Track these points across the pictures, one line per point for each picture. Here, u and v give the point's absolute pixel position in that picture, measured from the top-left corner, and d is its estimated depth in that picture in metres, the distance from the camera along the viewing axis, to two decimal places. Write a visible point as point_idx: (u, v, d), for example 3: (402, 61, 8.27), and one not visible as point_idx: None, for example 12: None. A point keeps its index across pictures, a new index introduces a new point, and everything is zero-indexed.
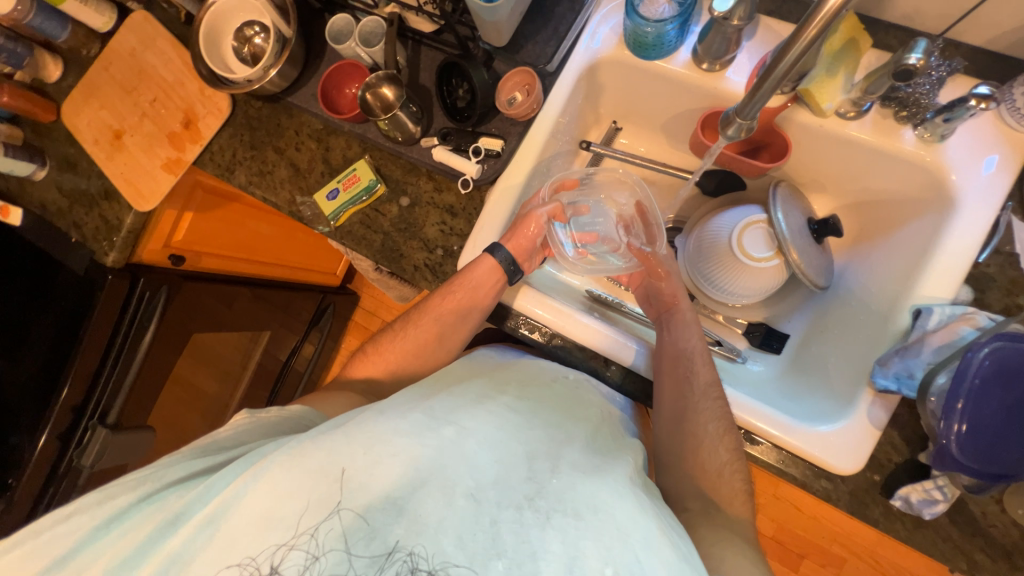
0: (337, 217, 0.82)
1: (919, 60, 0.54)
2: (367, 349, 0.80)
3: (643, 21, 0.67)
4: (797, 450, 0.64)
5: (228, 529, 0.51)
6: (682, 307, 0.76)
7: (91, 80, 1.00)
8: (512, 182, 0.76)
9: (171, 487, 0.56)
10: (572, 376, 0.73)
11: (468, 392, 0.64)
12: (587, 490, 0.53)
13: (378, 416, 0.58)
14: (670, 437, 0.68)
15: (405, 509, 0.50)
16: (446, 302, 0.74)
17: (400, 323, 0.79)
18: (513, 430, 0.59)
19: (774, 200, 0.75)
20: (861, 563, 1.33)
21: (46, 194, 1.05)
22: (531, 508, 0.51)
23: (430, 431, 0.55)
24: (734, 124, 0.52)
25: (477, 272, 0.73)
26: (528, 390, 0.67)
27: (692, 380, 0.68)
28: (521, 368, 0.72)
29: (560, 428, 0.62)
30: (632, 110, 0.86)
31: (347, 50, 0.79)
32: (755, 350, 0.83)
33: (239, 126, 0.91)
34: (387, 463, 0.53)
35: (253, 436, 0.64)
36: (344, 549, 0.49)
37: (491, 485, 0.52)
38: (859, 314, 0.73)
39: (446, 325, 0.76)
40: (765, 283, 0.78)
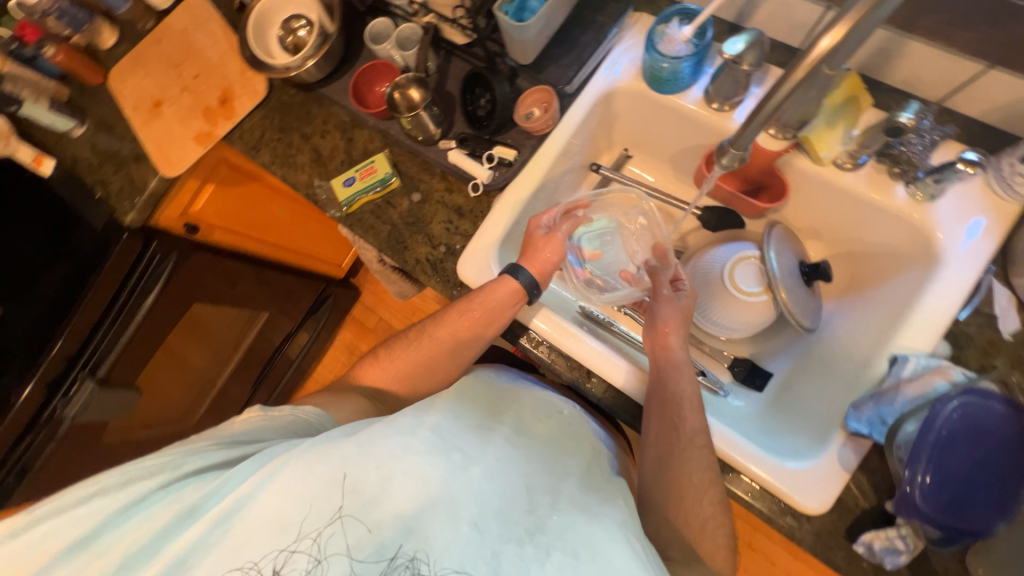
0: (351, 203, 0.86)
1: (909, 119, 0.60)
2: (375, 353, 0.82)
3: (660, 57, 0.72)
4: (789, 500, 0.63)
5: (244, 529, 0.53)
6: (671, 351, 0.73)
7: (142, 52, 1.06)
8: (522, 189, 0.79)
9: (188, 478, 0.57)
10: (566, 412, 0.72)
11: (470, 419, 0.65)
12: (586, 532, 0.55)
13: (386, 428, 0.60)
14: (656, 461, 0.67)
15: (415, 529, 0.53)
16: (458, 318, 0.76)
17: (412, 332, 0.80)
18: (513, 464, 0.60)
19: (767, 240, 0.77)
20: None
21: (79, 150, 1.10)
22: (531, 543, 0.54)
23: (441, 454, 0.58)
24: (727, 154, 0.55)
25: (499, 292, 0.73)
26: (527, 421, 0.68)
27: (680, 423, 0.67)
28: (519, 400, 0.71)
29: (557, 462, 0.63)
30: (643, 140, 0.91)
31: (383, 51, 0.84)
32: (737, 385, 0.84)
33: (272, 110, 0.96)
34: (400, 480, 0.55)
35: (266, 435, 0.65)
36: (348, 554, 0.52)
37: (494, 516, 0.55)
38: (840, 360, 0.74)
39: (463, 341, 0.77)
40: (753, 318, 0.80)
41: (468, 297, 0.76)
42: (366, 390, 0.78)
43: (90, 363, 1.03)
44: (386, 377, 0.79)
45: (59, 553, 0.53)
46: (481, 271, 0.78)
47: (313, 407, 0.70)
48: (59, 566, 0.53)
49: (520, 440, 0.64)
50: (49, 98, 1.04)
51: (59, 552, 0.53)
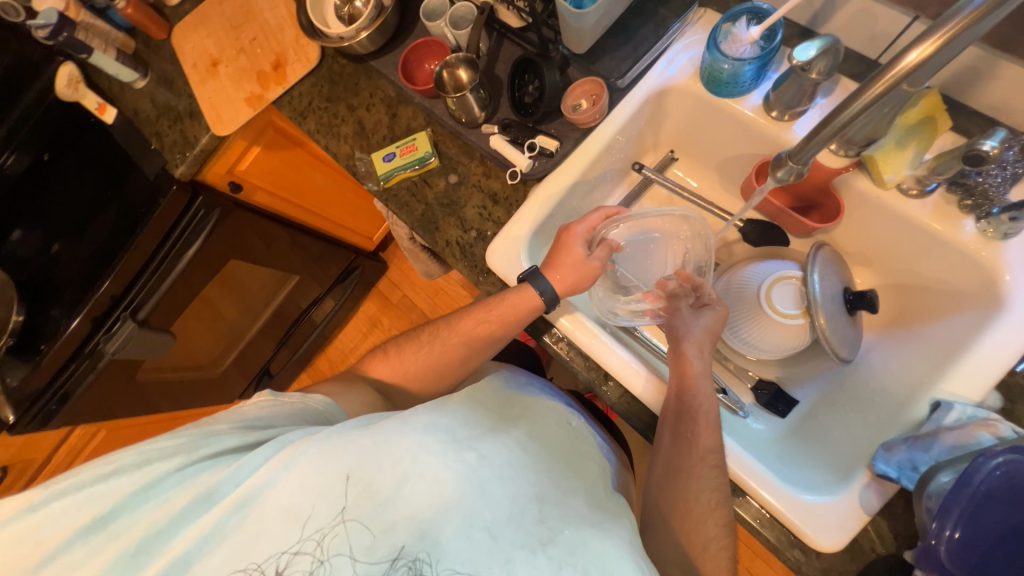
0: (388, 178, 0.86)
1: (993, 148, 0.53)
2: (386, 348, 0.84)
3: (722, 57, 0.68)
4: (795, 528, 0.62)
5: (261, 514, 0.55)
6: (689, 353, 0.72)
7: (206, 12, 1.09)
8: (560, 181, 0.77)
9: (204, 463, 0.58)
10: (575, 423, 0.74)
11: (483, 421, 0.67)
12: (598, 549, 0.55)
13: (401, 425, 0.62)
14: (664, 472, 0.67)
15: (428, 533, 0.54)
16: (475, 321, 0.77)
17: (425, 332, 0.82)
18: (522, 469, 0.62)
19: (812, 262, 0.73)
20: None
21: (139, 102, 1.14)
22: (544, 553, 0.54)
23: (454, 454, 0.59)
24: (784, 167, 0.52)
25: (517, 301, 0.74)
26: (540, 429, 0.69)
27: (697, 437, 0.65)
28: (528, 406, 0.73)
29: (565, 480, 0.63)
30: (691, 143, 0.87)
31: (435, 29, 0.83)
32: (758, 408, 0.81)
33: (322, 78, 0.98)
34: (413, 481, 0.57)
35: (277, 420, 0.66)
36: (350, 555, 0.53)
37: (506, 522, 0.56)
38: (877, 399, 0.72)
39: (474, 345, 0.78)
40: (787, 342, 0.77)
41: (486, 303, 0.77)
42: (375, 384, 0.80)
43: (131, 305, 1.08)
44: (395, 375, 0.80)
45: (79, 531, 0.54)
46: (510, 262, 0.77)
47: (319, 402, 0.70)
48: (78, 545, 0.54)
49: (531, 444, 0.66)
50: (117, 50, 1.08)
51: (78, 530, 0.54)
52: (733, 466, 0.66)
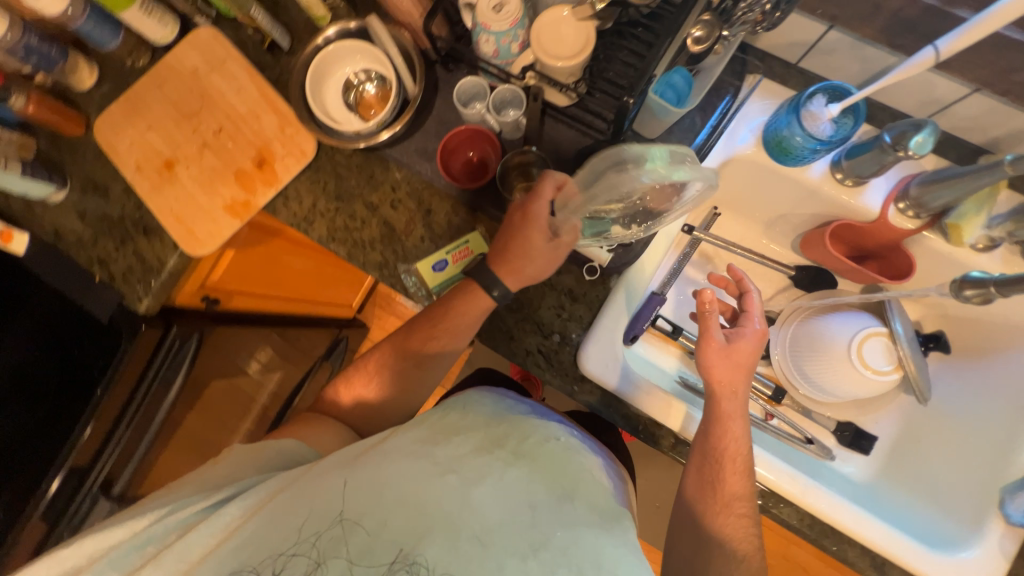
0: (443, 288, 0.77)
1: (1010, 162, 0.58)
2: (338, 381, 0.75)
3: (799, 130, 0.67)
4: (910, 569, 0.67)
5: (234, 551, 0.48)
6: (718, 397, 0.66)
7: (141, 98, 0.87)
8: (644, 270, 0.75)
9: (166, 526, 0.53)
10: (563, 437, 0.56)
11: (466, 437, 0.53)
12: (595, 547, 0.47)
13: (380, 459, 0.51)
14: (697, 495, 0.64)
15: (410, 556, 0.45)
16: (422, 335, 0.71)
17: (371, 362, 0.73)
18: (522, 484, 0.50)
19: (891, 311, 0.78)
20: None
21: (64, 220, 0.89)
22: (534, 558, 0.45)
23: (433, 481, 0.49)
24: (981, 288, 0.65)
25: (466, 308, 0.69)
26: (529, 449, 0.53)
27: (726, 484, 0.63)
28: (519, 425, 0.56)
29: (562, 478, 0.52)
30: (739, 201, 0.86)
31: (474, 116, 0.73)
32: (844, 450, 0.83)
33: (324, 173, 0.82)
34: (393, 509, 0.47)
35: (239, 469, 0.59)
36: (347, 559, 0.45)
37: (499, 527, 0.46)
38: (965, 434, 0.76)
39: (432, 363, 0.72)
40: (874, 391, 0.78)
41: (432, 312, 0.72)
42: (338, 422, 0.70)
43: (104, 474, 0.81)
44: (359, 411, 0.71)
45: None
46: (608, 366, 0.71)
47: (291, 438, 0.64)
48: None
49: (522, 456, 0.52)
50: (18, 159, 0.82)
51: None
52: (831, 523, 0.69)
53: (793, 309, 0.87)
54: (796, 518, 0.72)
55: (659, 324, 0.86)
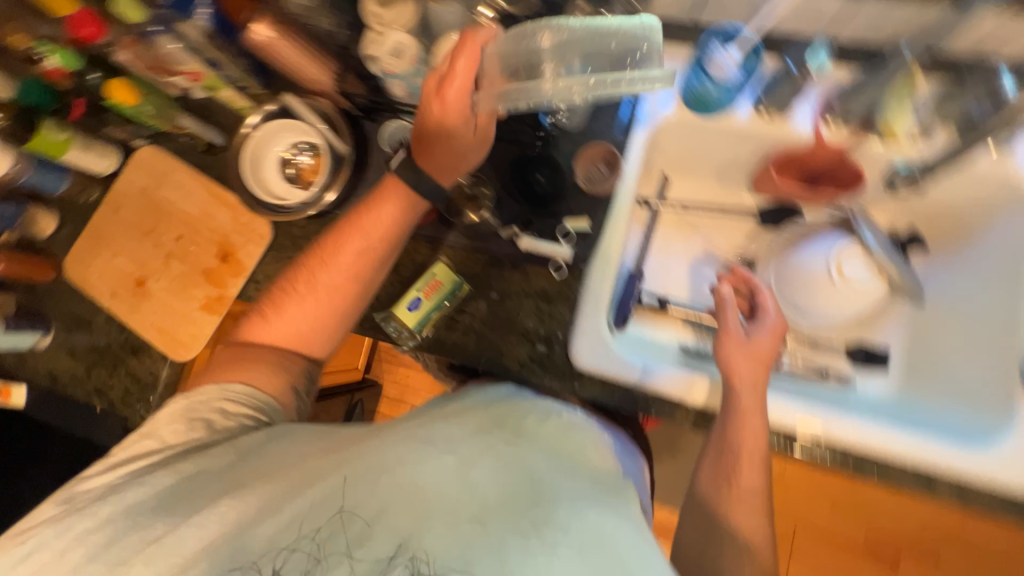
0: (423, 327, 0.76)
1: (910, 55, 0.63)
2: (259, 305, 0.66)
3: (709, 81, 0.71)
4: (944, 469, 0.66)
5: (222, 541, 0.46)
6: (739, 391, 0.65)
7: (100, 227, 0.91)
8: (613, 245, 0.72)
9: (145, 510, 0.51)
10: (565, 414, 0.61)
11: (465, 424, 0.54)
12: (597, 522, 0.47)
13: (378, 443, 0.50)
14: (714, 477, 0.67)
15: (409, 543, 0.43)
16: (350, 244, 0.64)
17: (300, 281, 0.64)
18: (518, 464, 0.50)
19: (857, 223, 0.78)
20: (996, 563, 1.22)
21: (54, 361, 0.91)
22: (536, 537, 0.44)
23: (428, 460, 0.48)
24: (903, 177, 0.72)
25: (393, 203, 0.64)
26: (528, 430, 0.55)
27: (737, 479, 0.65)
28: (510, 408, 0.59)
29: (560, 459, 0.54)
30: (684, 161, 0.87)
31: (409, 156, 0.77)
32: (861, 371, 0.82)
33: (285, 248, 0.84)
34: (389, 492, 0.46)
35: (214, 440, 0.58)
36: (348, 553, 0.44)
37: (497, 507, 0.46)
38: (966, 321, 0.76)
39: (366, 275, 0.65)
40: (866, 303, 0.78)
41: (359, 220, 0.64)
42: (265, 351, 0.63)
43: None
44: (287, 336, 0.64)
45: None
46: (599, 355, 0.71)
47: (220, 382, 0.62)
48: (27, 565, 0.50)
49: (521, 440, 0.54)
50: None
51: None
52: (864, 448, 0.67)
53: (773, 243, 0.87)
54: (831, 453, 0.69)
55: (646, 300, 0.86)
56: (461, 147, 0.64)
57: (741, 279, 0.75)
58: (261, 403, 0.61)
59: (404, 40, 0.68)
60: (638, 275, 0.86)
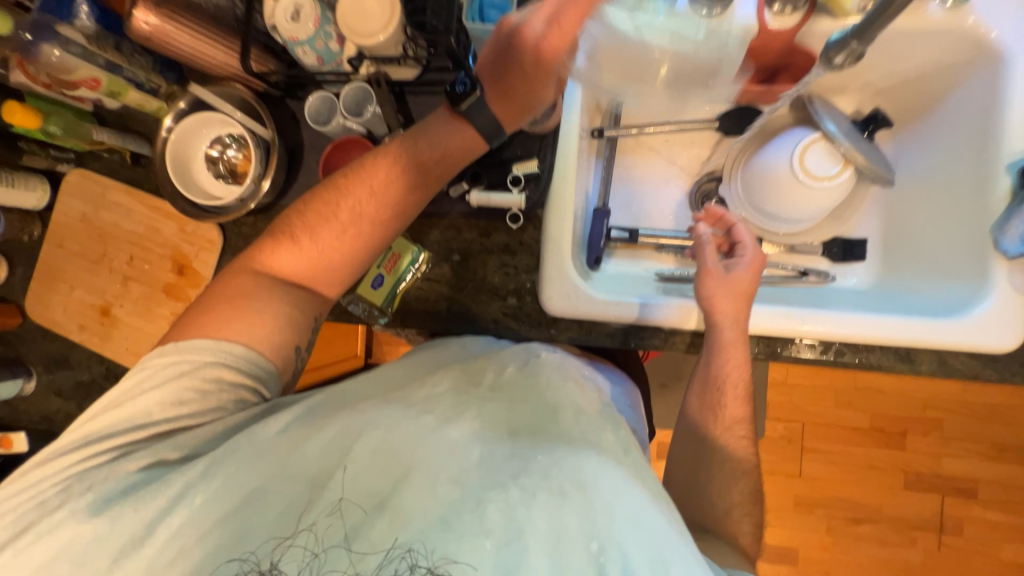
0: (392, 302, 0.75)
1: None
2: (286, 227, 0.65)
3: None
4: (924, 343, 0.66)
5: (217, 520, 0.46)
6: (721, 327, 0.64)
7: (52, 263, 0.88)
8: (567, 181, 0.71)
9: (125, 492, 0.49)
10: (544, 355, 0.62)
11: (440, 383, 0.55)
12: (576, 464, 0.45)
13: (357, 410, 0.51)
14: (700, 407, 0.67)
15: (387, 504, 0.44)
16: (394, 178, 0.63)
17: (336, 210, 0.63)
18: (498, 417, 0.51)
19: (817, 113, 0.74)
20: (998, 423, 1.26)
21: (45, 403, 0.92)
22: (516, 485, 0.43)
23: (403, 424, 0.49)
24: (846, 50, 0.58)
25: (452, 136, 0.63)
26: (504, 386, 0.56)
27: (722, 406, 0.66)
28: (482, 364, 0.59)
29: (542, 404, 0.54)
30: None
31: (337, 128, 0.72)
32: (839, 266, 0.81)
33: (239, 250, 0.81)
34: (370, 462, 0.47)
35: (204, 413, 0.55)
36: (345, 547, 0.42)
37: (474, 467, 0.45)
38: (944, 193, 0.73)
39: (403, 216, 0.65)
40: (836, 198, 0.76)
41: (408, 151, 0.63)
42: (284, 286, 0.63)
43: None
44: (314, 266, 0.64)
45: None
46: (570, 297, 0.69)
47: (222, 333, 0.58)
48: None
49: (499, 391, 0.55)
50: None
51: None
52: (843, 339, 0.67)
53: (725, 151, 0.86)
54: (811, 350, 0.69)
55: (615, 236, 0.83)
56: (538, 110, 0.63)
57: (715, 219, 0.73)
58: (259, 370, 0.58)
59: (302, 1, 0.64)
60: (605, 209, 0.80)
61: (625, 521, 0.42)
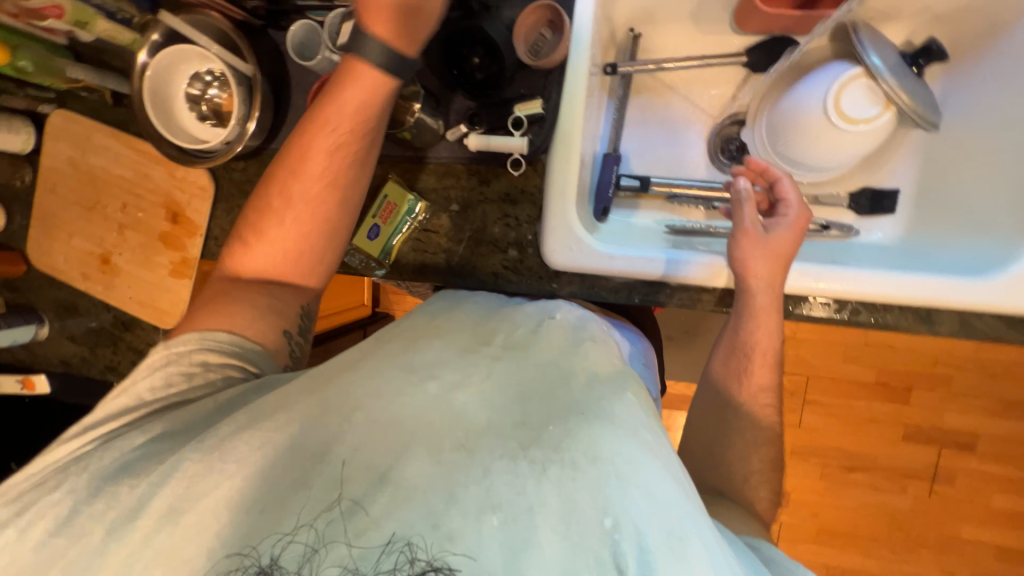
0: (388, 254, 0.73)
1: None
2: (242, 232, 0.64)
3: None
4: (953, 305, 0.62)
5: (213, 504, 0.41)
6: (753, 291, 0.61)
7: (48, 211, 0.87)
8: (571, 122, 0.64)
9: (112, 475, 0.45)
10: (559, 316, 0.59)
11: (448, 345, 0.51)
12: (590, 435, 0.41)
13: (356, 375, 0.47)
14: (726, 372, 0.66)
15: (388, 477, 0.40)
16: (310, 154, 0.61)
17: (274, 198, 0.62)
18: (509, 384, 0.47)
19: (862, 45, 0.64)
20: (1010, 380, 1.24)
21: (61, 348, 0.94)
22: (526, 457, 0.41)
23: (409, 390, 0.45)
24: None
25: (352, 81, 0.58)
26: (515, 344, 0.52)
27: (749, 373, 0.65)
28: (496, 325, 0.57)
29: (554, 369, 0.49)
30: (652, 6, 0.73)
31: (321, 64, 0.65)
32: (865, 219, 0.76)
33: (233, 198, 0.79)
34: (371, 433, 0.43)
35: (199, 394, 0.54)
36: (347, 544, 0.38)
37: (483, 434, 0.42)
38: (996, 140, 0.66)
39: (343, 186, 0.62)
40: (867, 144, 0.69)
41: (317, 123, 0.60)
42: (256, 283, 0.63)
43: None
44: (277, 261, 0.63)
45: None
46: (573, 250, 0.66)
47: (199, 331, 0.58)
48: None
49: (510, 352, 0.51)
50: None
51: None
52: (862, 299, 0.63)
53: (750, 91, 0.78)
54: (824, 309, 0.66)
55: (626, 185, 0.78)
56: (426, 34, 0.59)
57: (758, 172, 0.67)
58: (246, 349, 0.58)
59: None
60: (616, 155, 0.76)
61: (640, 494, 0.39)
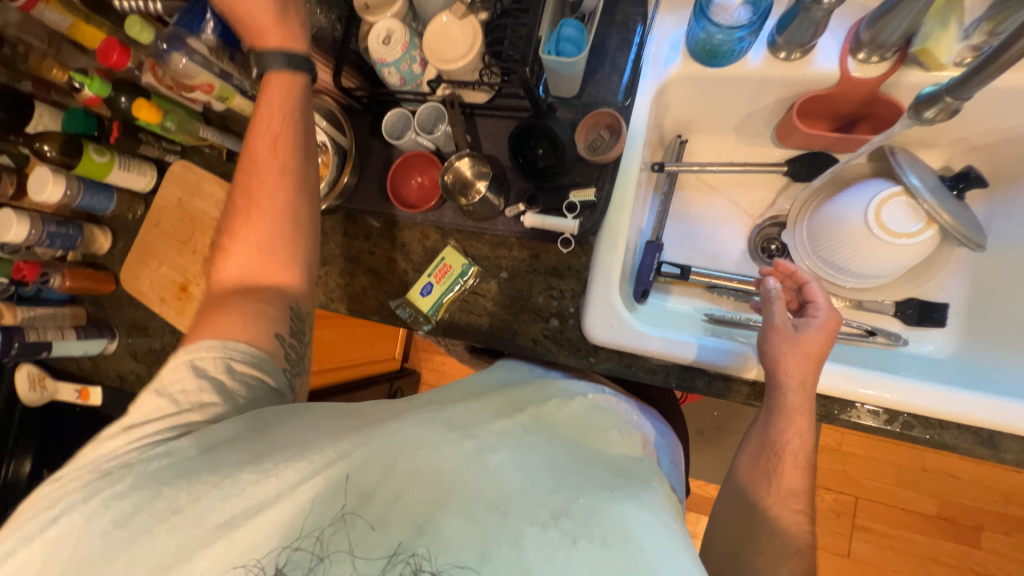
0: (436, 311, 0.77)
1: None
2: (226, 247, 0.67)
3: (715, 28, 0.65)
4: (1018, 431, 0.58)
5: (247, 520, 0.42)
6: (785, 391, 0.61)
7: (146, 240, 0.99)
8: (621, 213, 0.70)
9: (161, 478, 0.46)
10: (592, 395, 0.62)
11: (484, 408, 0.54)
12: (620, 512, 0.42)
13: (400, 423, 0.49)
14: (753, 471, 0.63)
15: (424, 528, 0.40)
16: (254, 157, 0.67)
17: (239, 201, 0.67)
18: (538, 453, 0.48)
19: (900, 166, 0.68)
20: None
21: (121, 363, 1.02)
22: (557, 526, 0.40)
23: (448, 444, 0.46)
24: (933, 105, 0.57)
25: (272, 91, 0.67)
26: (546, 416, 0.55)
27: (783, 475, 0.61)
28: (524, 394, 0.59)
29: (582, 454, 0.50)
30: (698, 120, 0.82)
31: (409, 143, 0.77)
32: (914, 330, 0.75)
33: None
34: (408, 480, 0.43)
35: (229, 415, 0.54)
36: (348, 551, 0.39)
37: (518, 494, 0.42)
38: None
39: (288, 167, 0.67)
40: (909, 258, 0.71)
41: (255, 130, 0.68)
42: (252, 296, 0.63)
43: None
44: (258, 264, 0.66)
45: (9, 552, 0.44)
46: (613, 327, 0.68)
47: (209, 338, 0.58)
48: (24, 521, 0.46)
49: (538, 425, 0.52)
50: (72, 327, 0.97)
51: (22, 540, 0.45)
52: (914, 411, 0.61)
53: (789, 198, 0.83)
54: (874, 418, 0.64)
55: (665, 271, 0.81)
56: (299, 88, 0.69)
57: (785, 274, 0.69)
58: (255, 358, 0.59)
59: (393, 28, 0.70)
60: (660, 242, 0.80)
61: None
